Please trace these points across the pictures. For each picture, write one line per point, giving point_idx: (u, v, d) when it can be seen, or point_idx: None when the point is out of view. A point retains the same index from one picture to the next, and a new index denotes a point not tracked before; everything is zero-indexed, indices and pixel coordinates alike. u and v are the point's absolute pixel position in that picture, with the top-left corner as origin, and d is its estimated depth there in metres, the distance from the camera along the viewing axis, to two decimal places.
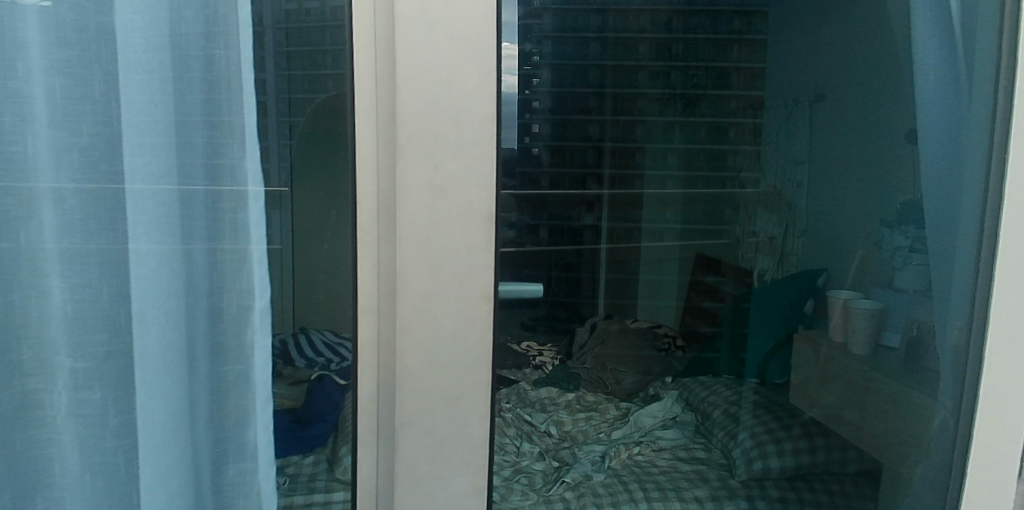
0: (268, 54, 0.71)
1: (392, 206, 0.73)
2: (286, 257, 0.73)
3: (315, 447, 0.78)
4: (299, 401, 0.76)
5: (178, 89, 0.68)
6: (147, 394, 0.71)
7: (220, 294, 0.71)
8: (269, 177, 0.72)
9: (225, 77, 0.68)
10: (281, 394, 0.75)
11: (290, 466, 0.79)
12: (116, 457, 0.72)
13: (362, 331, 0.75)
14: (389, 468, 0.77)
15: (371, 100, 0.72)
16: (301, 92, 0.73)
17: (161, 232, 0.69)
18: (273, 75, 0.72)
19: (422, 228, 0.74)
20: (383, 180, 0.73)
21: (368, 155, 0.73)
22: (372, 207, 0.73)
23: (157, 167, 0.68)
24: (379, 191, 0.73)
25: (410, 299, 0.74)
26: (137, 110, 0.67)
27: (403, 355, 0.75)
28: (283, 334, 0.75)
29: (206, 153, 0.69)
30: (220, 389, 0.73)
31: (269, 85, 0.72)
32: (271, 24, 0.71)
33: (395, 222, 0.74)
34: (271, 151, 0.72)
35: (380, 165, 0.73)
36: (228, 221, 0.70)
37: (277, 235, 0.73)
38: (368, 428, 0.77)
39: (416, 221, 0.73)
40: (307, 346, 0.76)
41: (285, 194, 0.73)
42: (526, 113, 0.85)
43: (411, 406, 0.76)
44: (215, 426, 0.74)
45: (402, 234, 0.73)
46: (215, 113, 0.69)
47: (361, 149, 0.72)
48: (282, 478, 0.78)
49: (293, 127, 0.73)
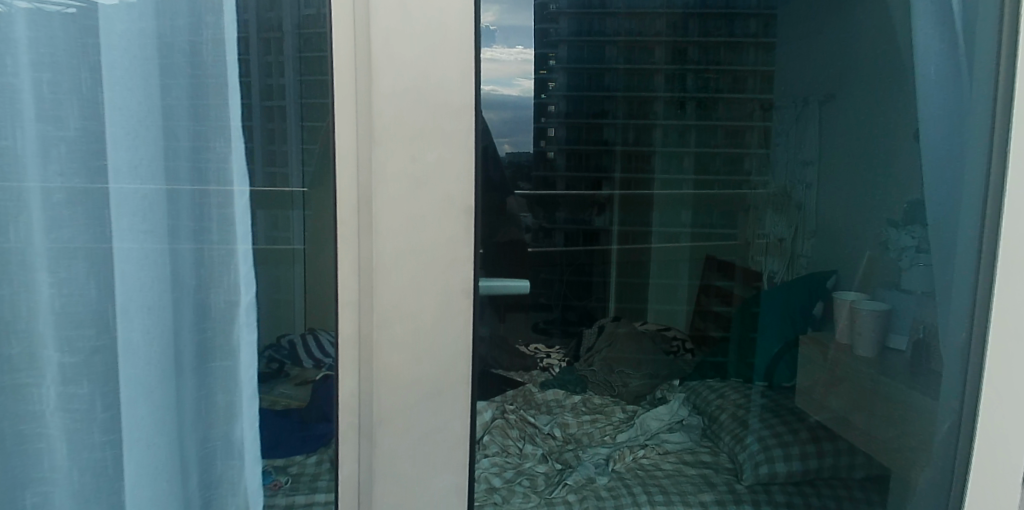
0: (287, 60, 0.72)
1: (372, 199, 0.73)
2: (302, 258, 0.74)
3: (320, 447, 0.77)
4: (306, 400, 0.76)
5: (164, 85, 0.68)
6: (133, 388, 0.72)
7: (206, 290, 0.72)
8: (280, 180, 0.73)
9: (210, 73, 0.69)
10: (287, 394, 0.76)
11: (293, 465, 0.78)
12: (104, 452, 0.73)
13: (342, 327, 0.74)
14: (370, 467, 0.77)
15: (351, 93, 0.72)
16: (314, 97, 0.73)
17: (149, 231, 0.70)
18: (294, 81, 0.73)
19: (404, 221, 0.74)
20: (362, 171, 0.73)
21: (347, 146, 0.72)
22: (352, 199, 0.73)
23: (141, 164, 0.69)
24: (360, 183, 0.73)
25: (392, 292, 0.74)
26: (124, 108, 0.68)
27: (380, 350, 0.75)
28: (292, 334, 0.75)
29: (191, 150, 0.70)
30: (206, 385, 0.74)
31: (289, 89, 0.73)
32: (291, 30, 0.72)
33: (376, 214, 0.73)
34: (290, 155, 0.73)
35: (362, 159, 0.72)
36: (215, 218, 0.71)
37: (263, 234, 0.73)
38: (350, 427, 0.76)
39: (397, 215, 0.73)
40: (315, 347, 0.75)
41: (297, 193, 0.74)
42: (541, 117, 0.98)
43: (388, 401, 0.75)
44: (202, 423, 0.75)
45: (385, 228, 0.73)
46: (202, 109, 0.69)
47: (340, 140, 0.72)
48: (286, 477, 0.78)
49: (306, 128, 0.73)
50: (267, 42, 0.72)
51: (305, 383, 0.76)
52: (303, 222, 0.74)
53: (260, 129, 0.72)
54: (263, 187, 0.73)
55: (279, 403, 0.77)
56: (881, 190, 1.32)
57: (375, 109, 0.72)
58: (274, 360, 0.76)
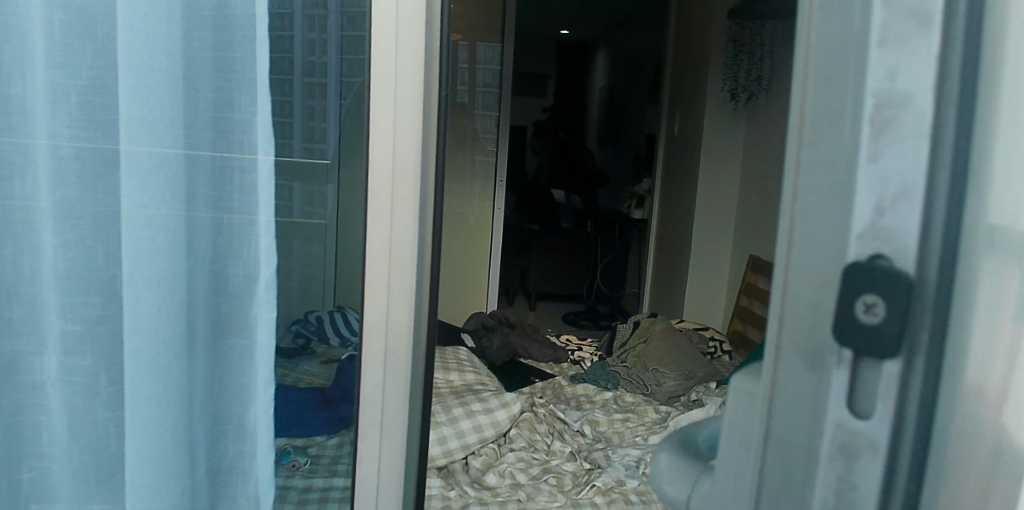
0: (331, 37, 0.65)
1: (862, 333, 0.35)
2: (332, 235, 0.67)
3: (340, 430, 0.70)
4: (330, 379, 0.68)
5: (188, 38, 0.63)
6: (136, 365, 0.65)
7: (224, 261, 0.66)
8: (319, 156, 0.66)
9: (236, 28, 0.63)
10: (311, 373, 0.68)
11: (314, 446, 0.70)
12: (107, 428, 0.67)
13: (369, 313, 0.66)
14: (391, 465, 0.69)
15: (390, 63, 0.62)
16: (356, 77, 0.64)
17: (163, 196, 0.64)
18: (336, 60, 0.65)
19: (900, 432, 0.36)
20: (852, 253, 0.36)
21: (846, 185, 0.37)
22: (796, 313, 0.38)
23: (156, 121, 0.63)
24: (858, 256, 0.36)
25: (430, 271, 0.67)
26: (137, 52, 0.61)
27: (394, 345, 0.66)
28: (319, 310, 0.68)
29: (215, 107, 0.64)
30: (221, 364, 0.68)
31: (331, 67, 0.65)
32: (337, 8, 0.65)
33: (825, 427, 0.38)
34: (329, 132, 0.66)
35: (911, 263, 0.35)
36: (236, 183, 0.65)
37: (297, 208, 0.66)
38: (371, 420, 0.68)
39: (880, 408, 0.37)
40: (343, 325, 0.67)
41: (331, 168, 0.66)
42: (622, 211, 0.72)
43: (400, 400, 0.67)
44: (213, 405, 0.69)
45: (670, 461, 0.52)
46: (226, 68, 0.63)
47: (882, 181, 0.36)
48: (304, 459, 0.70)
49: (344, 108, 0.65)
50: (312, 19, 0.64)
51: (331, 362, 0.68)
52: (337, 198, 0.66)
53: (301, 107, 0.65)
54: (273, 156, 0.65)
55: (302, 381, 0.69)
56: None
57: (1009, 106, 0.36)
58: (301, 335, 0.68)
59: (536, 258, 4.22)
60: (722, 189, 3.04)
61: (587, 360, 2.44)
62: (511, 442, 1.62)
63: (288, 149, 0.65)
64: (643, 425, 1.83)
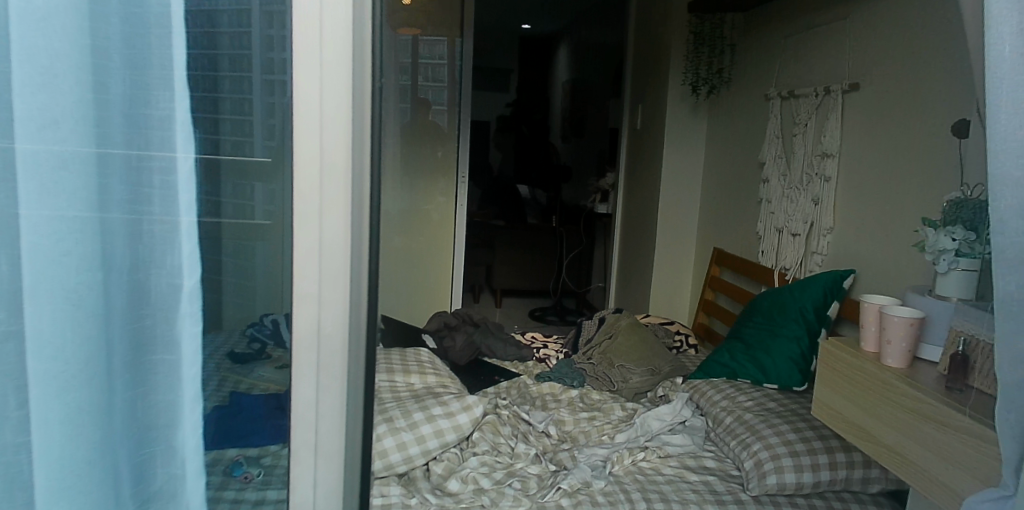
0: (290, 34, 0.58)
1: None
2: (279, 238, 0.61)
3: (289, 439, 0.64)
4: (286, 384, 0.63)
5: (96, 27, 0.57)
6: (44, 386, 0.58)
7: (144, 269, 0.61)
8: (277, 155, 0.60)
9: (155, 19, 0.58)
10: (266, 377, 0.64)
11: (267, 456, 0.65)
12: (21, 456, 0.59)
13: (298, 320, 0.61)
14: (335, 481, 0.64)
15: (315, 56, 0.58)
16: (315, 74, 0.58)
17: (70, 200, 0.57)
18: (295, 56, 0.58)
19: None
20: None
21: None
22: None
23: (61, 118, 0.56)
24: None
25: (369, 278, 0.63)
26: (38, 38, 0.55)
27: (324, 361, 0.62)
28: (276, 313, 0.62)
29: (128, 103, 0.58)
30: (144, 381, 0.62)
31: (291, 64, 0.58)
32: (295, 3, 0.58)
33: None
34: (288, 132, 0.59)
35: None
36: (156, 184, 0.60)
37: (264, 208, 0.61)
38: (306, 435, 0.63)
39: None
40: (288, 329, 0.62)
41: (274, 167, 0.60)
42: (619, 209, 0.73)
43: (337, 413, 0.63)
44: (137, 426, 0.63)
45: None
46: (141, 63, 0.58)
47: None
48: (257, 469, 0.65)
49: (300, 108, 0.58)
50: (271, 15, 0.58)
51: (285, 368, 0.63)
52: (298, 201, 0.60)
53: (261, 104, 0.60)
54: (231, 156, 0.60)
55: (257, 388, 0.64)
56: (1001, 164, 0.66)
57: None
58: (256, 340, 0.63)
59: (502, 253, 4.19)
60: (686, 183, 3.03)
61: (552, 357, 2.41)
62: (474, 446, 1.58)
63: (249, 147, 0.60)
64: (609, 424, 1.81)
